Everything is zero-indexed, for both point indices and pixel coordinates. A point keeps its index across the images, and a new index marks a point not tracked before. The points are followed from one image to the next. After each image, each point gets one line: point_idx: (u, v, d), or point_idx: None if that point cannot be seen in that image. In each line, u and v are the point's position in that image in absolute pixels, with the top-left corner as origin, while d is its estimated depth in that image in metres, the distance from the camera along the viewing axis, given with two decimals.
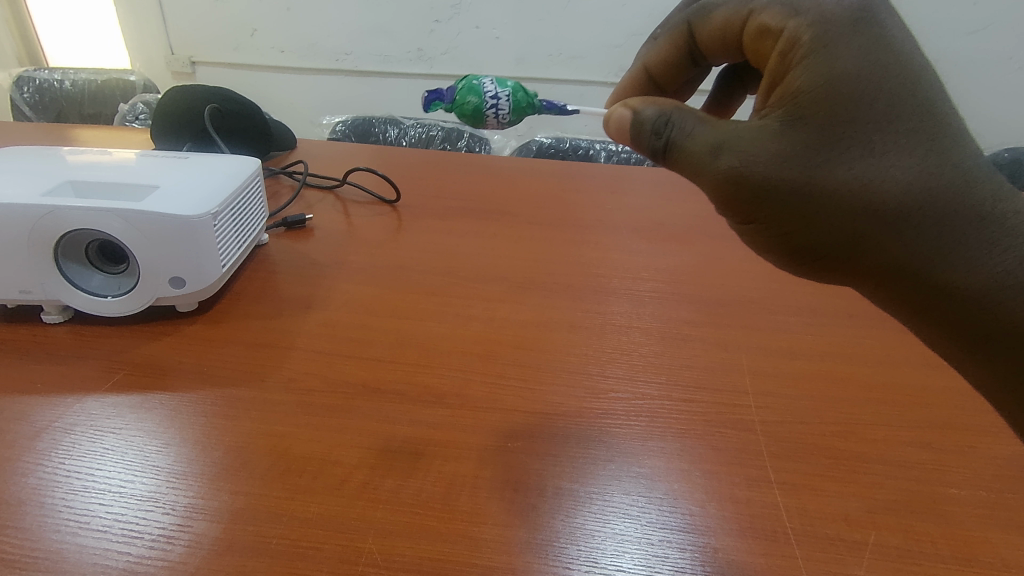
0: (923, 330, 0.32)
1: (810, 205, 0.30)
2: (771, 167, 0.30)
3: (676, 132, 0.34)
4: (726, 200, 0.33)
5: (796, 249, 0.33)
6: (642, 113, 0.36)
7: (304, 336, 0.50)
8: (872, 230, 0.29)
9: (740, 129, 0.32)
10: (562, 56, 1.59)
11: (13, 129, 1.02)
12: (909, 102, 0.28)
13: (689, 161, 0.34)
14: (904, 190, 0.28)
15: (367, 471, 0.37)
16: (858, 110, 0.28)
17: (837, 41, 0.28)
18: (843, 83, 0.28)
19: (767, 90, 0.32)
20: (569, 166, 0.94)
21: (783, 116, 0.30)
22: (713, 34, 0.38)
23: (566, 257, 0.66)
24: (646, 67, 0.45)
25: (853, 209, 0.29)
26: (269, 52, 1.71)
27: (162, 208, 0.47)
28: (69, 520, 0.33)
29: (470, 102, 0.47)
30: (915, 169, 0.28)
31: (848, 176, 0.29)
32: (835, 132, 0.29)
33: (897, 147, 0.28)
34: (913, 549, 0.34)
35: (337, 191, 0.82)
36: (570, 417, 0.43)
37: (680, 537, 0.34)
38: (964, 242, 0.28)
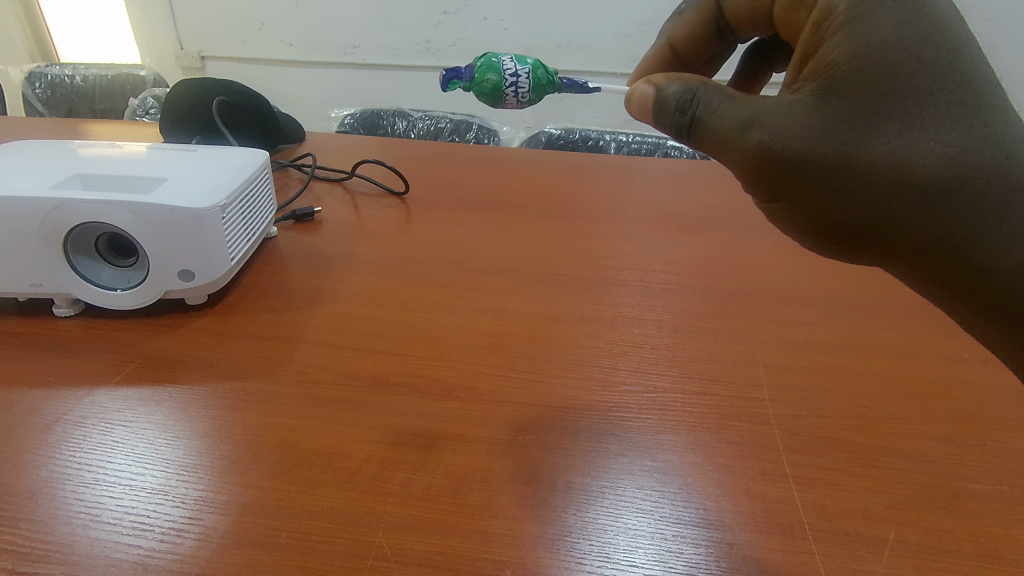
0: (956, 310, 0.31)
1: (841, 181, 0.29)
2: (801, 141, 0.30)
3: (702, 108, 0.34)
4: (755, 176, 0.32)
5: (825, 227, 0.32)
6: (666, 90, 0.36)
7: (314, 329, 0.49)
8: (907, 206, 0.29)
9: (770, 104, 0.31)
10: (571, 46, 1.57)
11: (25, 124, 1.02)
12: (952, 72, 0.27)
13: (717, 137, 0.33)
14: (942, 165, 0.27)
15: (377, 464, 0.37)
16: (897, 81, 0.27)
17: (875, 10, 0.27)
18: (881, 53, 0.27)
19: (798, 64, 0.31)
20: (578, 157, 0.93)
21: (815, 89, 0.29)
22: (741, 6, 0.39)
23: (577, 249, 0.65)
24: (669, 41, 0.45)
25: (888, 185, 0.28)
26: (277, 46, 1.70)
27: (170, 201, 0.47)
28: (80, 513, 0.33)
29: (490, 80, 0.46)
30: (956, 143, 0.27)
31: (883, 150, 0.28)
32: (870, 105, 0.28)
33: (937, 120, 0.27)
34: (934, 545, 0.33)
35: (346, 183, 0.81)
36: (581, 410, 0.42)
37: (694, 532, 0.34)
38: (1004, 219, 0.27)
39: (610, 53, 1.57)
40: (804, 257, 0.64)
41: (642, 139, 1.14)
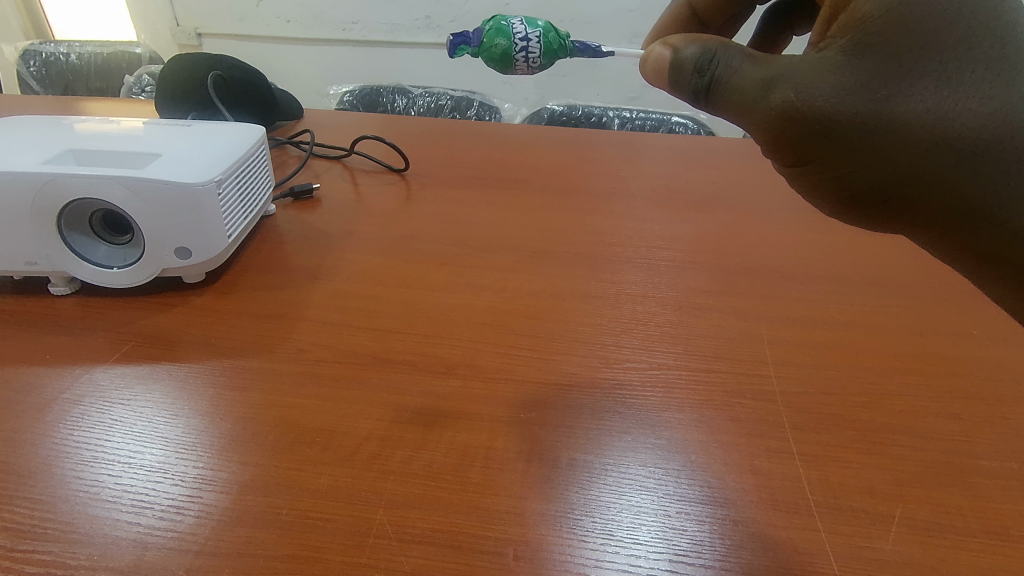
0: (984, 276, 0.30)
1: (871, 141, 0.28)
2: (830, 100, 0.29)
3: (722, 69, 0.33)
4: (779, 137, 0.31)
5: (850, 191, 0.31)
6: (682, 52, 0.34)
7: (314, 307, 0.49)
8: (939, 167, 0.28)
9: (796, 62, 0.30)
10: (573, 22, 1.54)
11: (18, 101, 1.01)
12: (988, 27, 0.26)
13: (738, 98, 0.32)
14: (977, 123, 0.26)
15: (378, 441, 0.37)
16: (930, 36, 0.26)
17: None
18: (915, 8, 0.26)
19: (826, 21, 0.30)
20: (581, 133, 0.91)
21: (845, 44, 0.28)
22: None
23: (580, 225, 0.64)
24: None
25: (920, 145, 0.27)
26: (274, 22, 1.67)
27: (164, 176, 0.46)
28: (79, 490, 0.33)
29: (500, 45, 0.45)
30: (992, 101, 0.26)
31: (917, 108, 0.27)
32: (903, 61, 0.27)
33: (974, 76, 0.26)
34: (943, 522, 0.33)
35: (345, 161, 0.80)
36: (584, 387, 0.42)
37: (698, 509, 0.33)
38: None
39: (614, 26, 1.53)
40: (811, 235, 0.63)
41: (646, 115, 1.12)
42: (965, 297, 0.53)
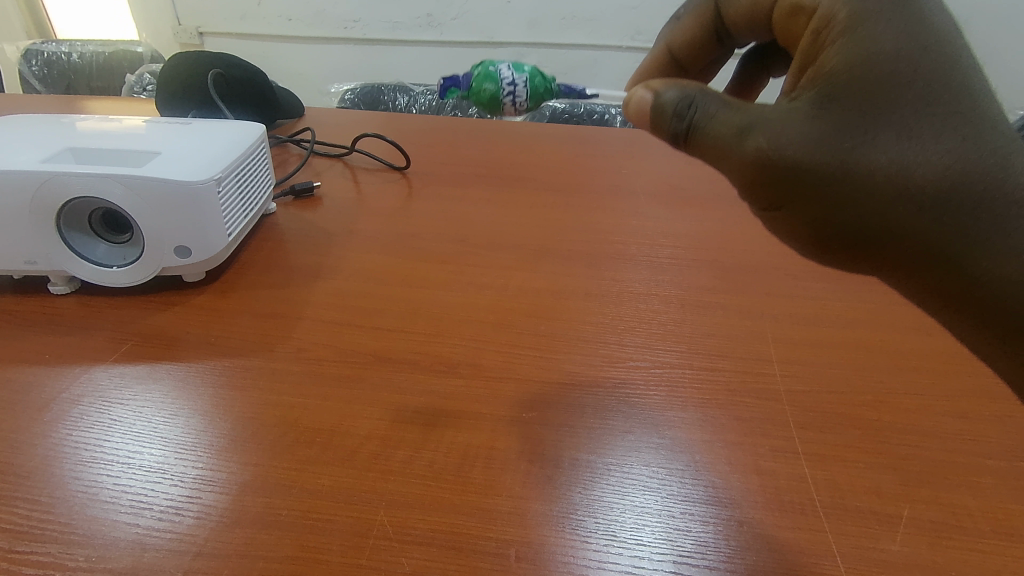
0: (959, 325, 0.29)
1: (840, 190, 0.28)
2: (800, 150, 0.28)
3: (700, 113, 0.32)
4: (753, 184, 0.31)
5: (824, 236, 0.30)
6: (661, 96, 0.33)
7: (314, 306, 0.48)
8: (906, 217, 0.27)
9: (768, 110, 0.29)
10: (576, 19, 1.53)
11: (20, 99, 1.00)
12: (949, 81, 0.25)
13: (713, 145, 0.31)
14: (941, 174, 0.25)
15: (378, 442, 0.36)
16: (893, 88, 0.26)
17: (872, 20, 0.26)
18: (878, 62, 0.26)
19: (798, 71, 0.29)
20: (583, 130, 0.91)
21: (813, 96, 0.28)
22: (740, 13, 0.35)
23: (582, 223, 0.63)
24: (668, 47, 0.41)
25: (886, 196, 0.27)
26: (275, 20, 1.67)
27: (163, 174, 0.45)
28: (77, 491, 0.33)
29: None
30: (955, 152, 0.25)
31: (882, 159, 0.26)
32: (868, 113, 0.26)
33: (936, 128, 0.25)
34: (951, 523, 0.32)
35: (346, 159, 0.79)
36: (586, 387, 0.41)
37: (702, 510, 0.33)
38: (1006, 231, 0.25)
39: (616, 23, 1.52)
40: None
41: None
42: None
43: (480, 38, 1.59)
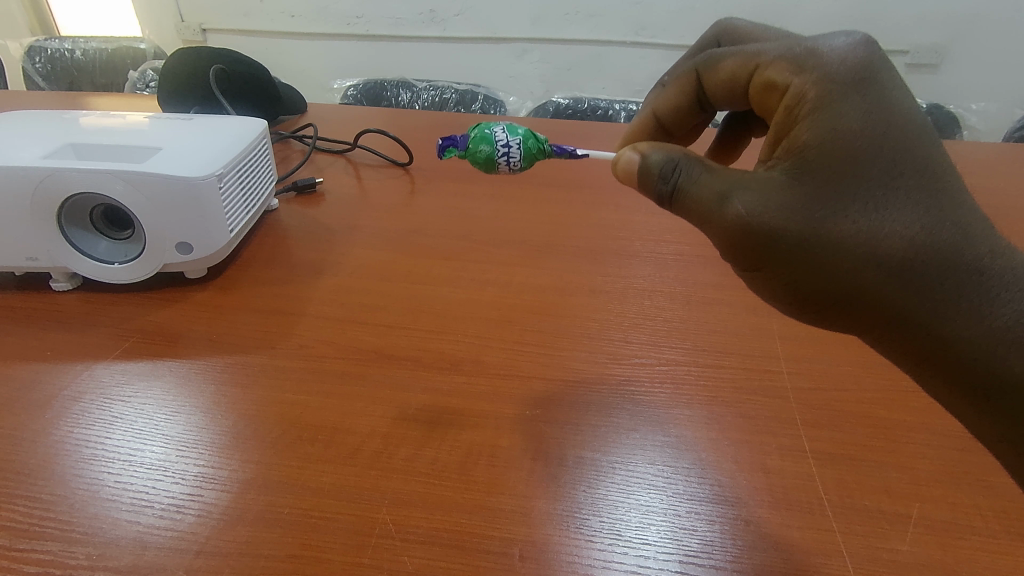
0: (932, 387, 0.29)
1: (814, 258, 0.28)
2: (776, 218, 0.28)
3: (686, 177, 0.31)
4: (733, 248, 0.31)
5: (796, 298, 0.30)
6: (648, 158, 0.32)
7: (316, 302, 0.48)
8: (876, 284, 0.27)
9: (747, 177, 0.30)
10: (579, 14, 1.52)
11: (22, 96, 1.00)
12: (909, 157, 0.26)
13: (696, 208, 0.31)
14: (905, 244, 0.26)
15: (381, 440, 0.36)
16: (861, 163, 0.27)
17: (840, 99, 0.27)
18: (847, 140, 0.27)
19: (773, 142, 0.30)
20: (587, 126, 0.90)
21: (787, 166, 0.28)
22: (720, 85, 0.35)
23: (586, 220, 0.63)
24: (655, 112, 0.41)
25: (856, 264, 0.27)
26: (278, 16, 1.66)
27: (164, 169, 0.45)
28: (79, 488, 0.33)
29: (483, 152, 0.40)
30: (916, 224, 0.26)
31: (852, 228, 0.27)
32: (840, 185, 0.27)
33: (899, 201, 0.26)
34: (961, 523, 0.32)
35: (349, 155, 0.79)
36: (591, 384, 0.41)
37: (709, 509, 0.33)
38: (968, 298, 0.26)
39: (619, 17, 1.51)
40: None
41: None
42: None
43: (483, 34, 1.58)
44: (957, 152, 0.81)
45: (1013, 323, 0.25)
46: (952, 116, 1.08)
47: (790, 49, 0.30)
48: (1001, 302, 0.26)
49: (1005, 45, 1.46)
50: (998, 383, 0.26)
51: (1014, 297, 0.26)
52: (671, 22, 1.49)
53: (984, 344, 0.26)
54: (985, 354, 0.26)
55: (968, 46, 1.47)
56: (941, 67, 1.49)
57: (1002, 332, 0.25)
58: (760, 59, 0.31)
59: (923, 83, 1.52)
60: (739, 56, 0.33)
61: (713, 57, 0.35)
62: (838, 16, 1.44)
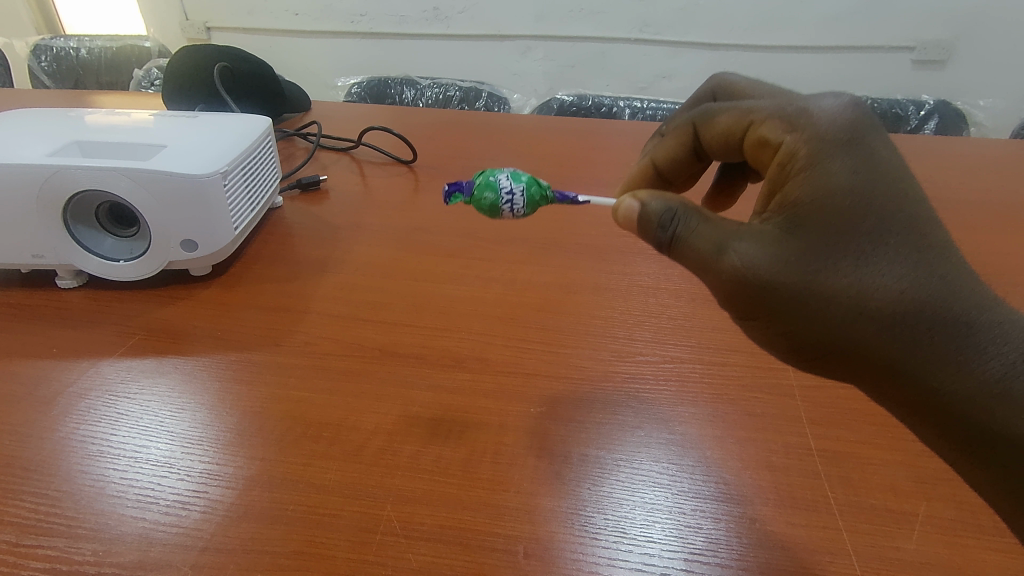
0: (928, 437, 0.28)
1: (806, 309, 0.28)
2: (769, 269, 0.28)
3: (685, 226, 0.31)
4: (729, 298, 0.30)
5: (789, 348, 0.30)
6: (648, 206, 0.32)
7: (320, 300, 0.48)
8: (869, 336, 0.27)
9: (743, 228, 0.29)
10: (583, 11, 1.51)
11: (28, 95, 1.00)
12: (898, 213, 0.27)
13: (694, 258, 0.31)
14: (897, 297, 0.26)
15: (385, 437, 0.36)
16: (851, 218, 0.27)
17: (829, 157, 0.28)
18: (838, 197, 0.27)
19: (767, 195, 0.30)
20: (591, 123, 0.90)
21: (781, 221, 0.29)
22: (715, 137, 0.35)
23: (590, 217, 0.62)
24: (653, 162, 0.41)
25: (847, 315, 0.27)
26: (282, 15, 1.66)
27: (168, 168, 0.45)
28: (85, 485, 0.33)
29: (486, 198, 0.39)
30: (906, 278, 0.26)
31: (845, 281, 0.27)
32: (832, 239, 0.27)
33: (889, 254, 0.26)
34: (969, 522, 0.32)
35: (353, 152, 0.79)
36: (595, 381, 0.41)
37: (713, 507, 0.32)
38: (959, 350, 0.25)
39: (624, 15, 1.50)
40: None
41: (657, 105, 1.09)
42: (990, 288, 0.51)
43: (487, 31, 1.58)
44: (965, 149, 0.81)
45: (1004, 375, 0.25)
46: (959, 113, 1.08)
47: (781, 108, 0.30)
48: (990, 355, 0.25)
49: (1013, 42, 1.45)
50: (991, 437, 0.25)
51: (1005, 350, 0.25)
52: (676, 18, 1.49)
53: (974, 397, 0.25)
54: (975, 407, 0.25)
55: (976, 42, 1.46)
56: (948, 65, 1.48)
57: (993, 384, 0.25)
58: (753, 117, 0.31)
59: (930, 80, 1.51)
60: (734, 112, 0.33)
61: (709, 111, 0.35)
62: (844, 13, 1.43)
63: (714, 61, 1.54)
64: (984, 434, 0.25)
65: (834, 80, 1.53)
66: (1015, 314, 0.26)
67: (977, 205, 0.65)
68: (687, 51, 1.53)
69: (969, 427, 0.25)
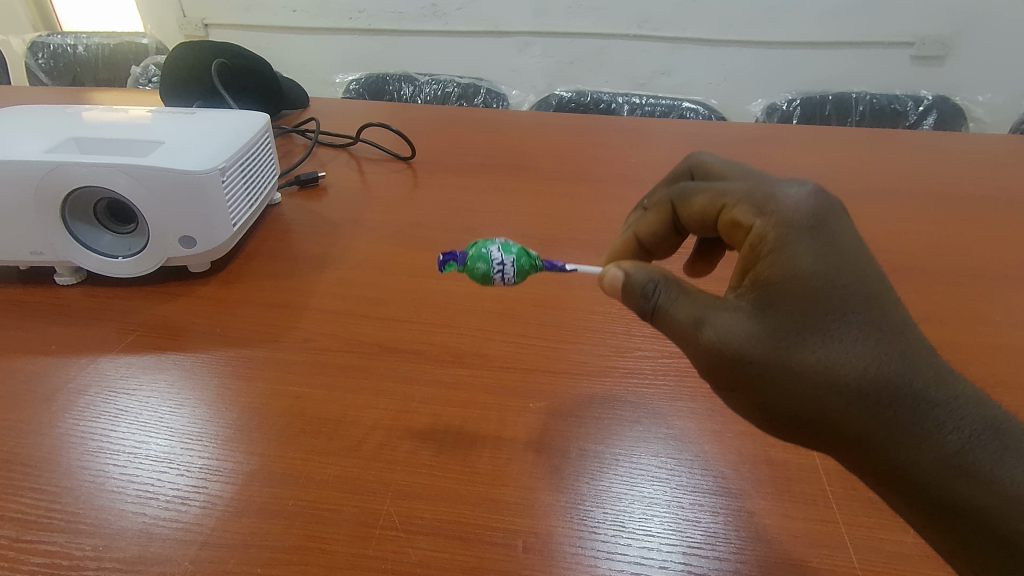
0: (893, 506, 0.27)
1: (779, 386, 0.27)
2: (744, 344, 0.27)
3: (666, 298, 0.29)
4: (705, 372, 0.29)
5: (759, 420, 0.29)
6: (631, 276, 0.30)
7: (318, 296, 0.48)
8: (838, 412, 0.26)
9: (720, 303, 0.28)
10: (582, 7, 1.50)
11: (26, 91, 1.00)
12: (860, 292, 0.27)
13: (673, 331, 0.29)
14: (862, 375, 0.26)
15: (384, 432, 0.36)
16: (820, 299, 0.26)
17: (798, 242, 0.27)
18: (808, 279, 0.27)
19: (739, 274, 0.29)
20: (590, 119, 0.90)
21: (752, 299, 0.28)
22: (692, 214, 0.33)
23: (589, 213, 0.62)
24: (636, 235, 0.38)
25: (817, 392, 0.26)
26: (279, 11, 1.65)
27: (166, 164, 0.45)
28: (85, 480, 0.33)
29: (476, 269, 0.36)
30: (870, 355, 0.26)
31: (815, 359, 0.26)
32: (803, 318, 0.26)
33: (854, 332, 0.26)
34: None
35: (351, 149, 0.79)
36: (594, 376, 0.41)
37: (712, 501, 0.33)
38: (921, 426, 0.25)
39: (623, 10, 1.50)
40: None
41: (656, 101, 1.09)
42: (989, 282, 0.51)
43: (485, 27, 1.57)
44: (964, 143, 0.81)
45: (961, 449, 0.25)
46: (958, 109, 1.07)
47: (750, 191, 0.29)
48: (948, 429, 0.25)
49: (1012, 37, 1.45)
50: (953, 511, 0.25)
51: (960, 424, 0.25)
52: (675, 15, 1.48)
53: (937, 471, 0.25)
54: (936, 481, 0.25)
55: (975, 37, 1.45)
56: (947, 60, 1.48)
57: (951, 458, 0.25)
58: (725, 199, 0.30)
59: (928, 76, 1.51)
60: (710, 191, 0.32)
61: (685, 188, 0.34)
62: (843, 8, 1.43)
63: (713, 58, 1.54)
64: (948, 508, 0.25)
65: (833, 77, 1.53)
66: (966, 388, 0.26)
67: (976, 201, 0.65)
68: (686, 47, 1.53)
69: (933, 500, 0.25)
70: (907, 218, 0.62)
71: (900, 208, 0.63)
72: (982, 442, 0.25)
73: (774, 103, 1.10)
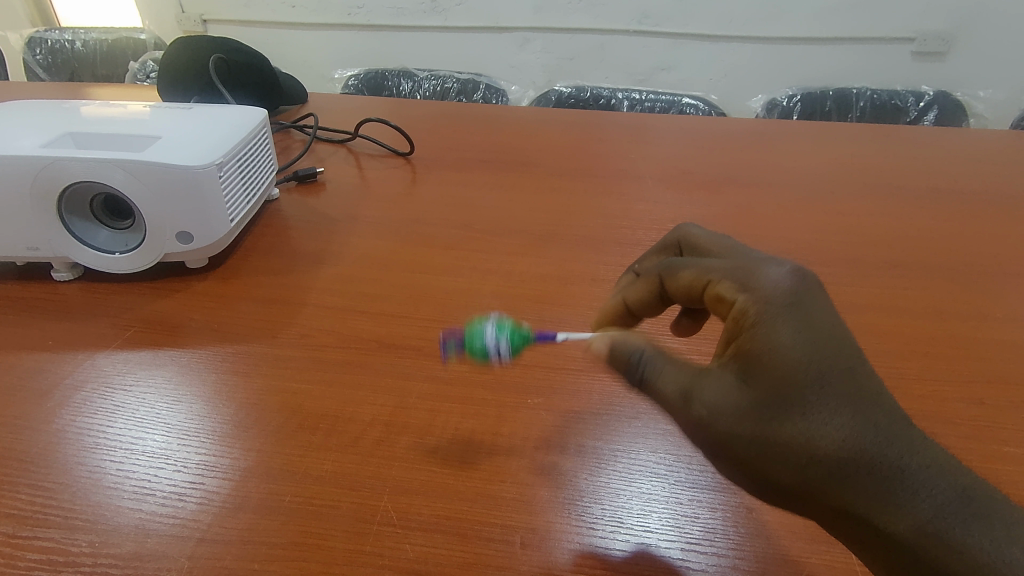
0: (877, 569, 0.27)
1: (762, 456, 0.26)
2: (729, 415, 0.27)
3: (655, 367, 0.29)
4: (693, 441, 0.28)
5: (744, 487, 0.28)
6: (622, 344, 0.30)
7: (316, 292, 0.48)
8: (817, 482, 0.25)
9: (706, 373, 0.28)
10: (581, 3, 1.50)
11: (24, 87, 1.00)
12: (836, 364, 0.26)
13: (662, 398, 0.29)
14: (839, 446, 0.25)
15: (382, 428, 0.36)
16: (800, 374, 0.26)
17: (777, 319, 0.27)
18: (786, 354, 0.26)
19: (724, 345, 0.29)
20: (590, 114, 0.89)
21: (737, 371, 0.27)
22: (679, 288, 0.33)
23: (588, 209, 0.62)
24: (626, 300, 0.37)
25: (797, 462, 0.26)
26: (279, 7, 1.65)
27: (162, 159, 0.45)
28: (81, 477, 0.33)
29: (476, 348, 0.34)
30: (847, 427, 0.25)
31: (793, 431, 0.26)
32: (784, 392, 0.26)
33: (830, 403, 0.26)
34: None
35: (350, 145, 0.79)
36: (592, 372, 0.41)
37: (711, 497, 0.32)
38: (897, 496, 0.25)
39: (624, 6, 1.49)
40: (830, 217, 0.61)
41: (656, 97, 1.09)
42: (989, 279, 0.51)
43: (485, 23, 1.57)
44: (965, 140, 0.80)
45: (934, 517, 0.24)
46: (958, 104, 1.07)
47: (733, 269, 0.30)
48: (922, 497, 0.25)
49: (1014, 33, 1.44)
50: None
51: (934, 492, 0.25)
52: (675, 11, 1.48)
53: (913, 540, 0.24)
54: (915, 553, 0.24)
55: (976, 32, 1.45)
56: (948, 56, 1.48)
57: (926, 527, 0.24)
58: (710, 274, 0.31)
59: (930, 72, 1.50)
60: (695, 267, 0.32)
61: (673, 262, 0.34)
62: (844, 4, 1.42)
63: (713, 54, 1.53)
64: None
65: (833, 72, 1.52)
66: (942, 456, 0.26)
67: (977, 197, 0.65)
68: (685, 43, 1.53)
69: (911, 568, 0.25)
70: (907, 214, 0.61)
71: (900, 205, 0.63)
72: (955, 512, 0.24)
73: (774, 99, 1.09)
